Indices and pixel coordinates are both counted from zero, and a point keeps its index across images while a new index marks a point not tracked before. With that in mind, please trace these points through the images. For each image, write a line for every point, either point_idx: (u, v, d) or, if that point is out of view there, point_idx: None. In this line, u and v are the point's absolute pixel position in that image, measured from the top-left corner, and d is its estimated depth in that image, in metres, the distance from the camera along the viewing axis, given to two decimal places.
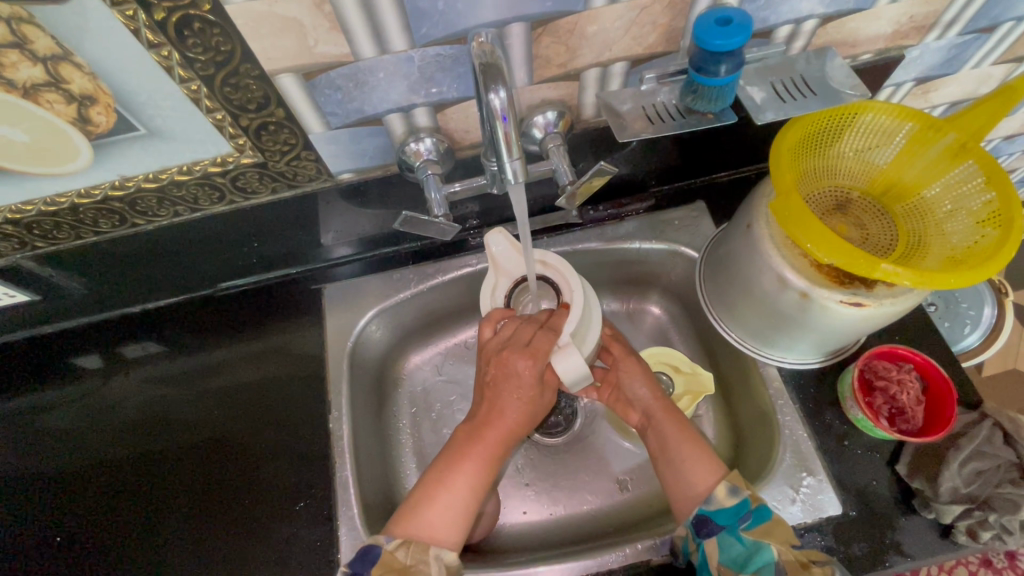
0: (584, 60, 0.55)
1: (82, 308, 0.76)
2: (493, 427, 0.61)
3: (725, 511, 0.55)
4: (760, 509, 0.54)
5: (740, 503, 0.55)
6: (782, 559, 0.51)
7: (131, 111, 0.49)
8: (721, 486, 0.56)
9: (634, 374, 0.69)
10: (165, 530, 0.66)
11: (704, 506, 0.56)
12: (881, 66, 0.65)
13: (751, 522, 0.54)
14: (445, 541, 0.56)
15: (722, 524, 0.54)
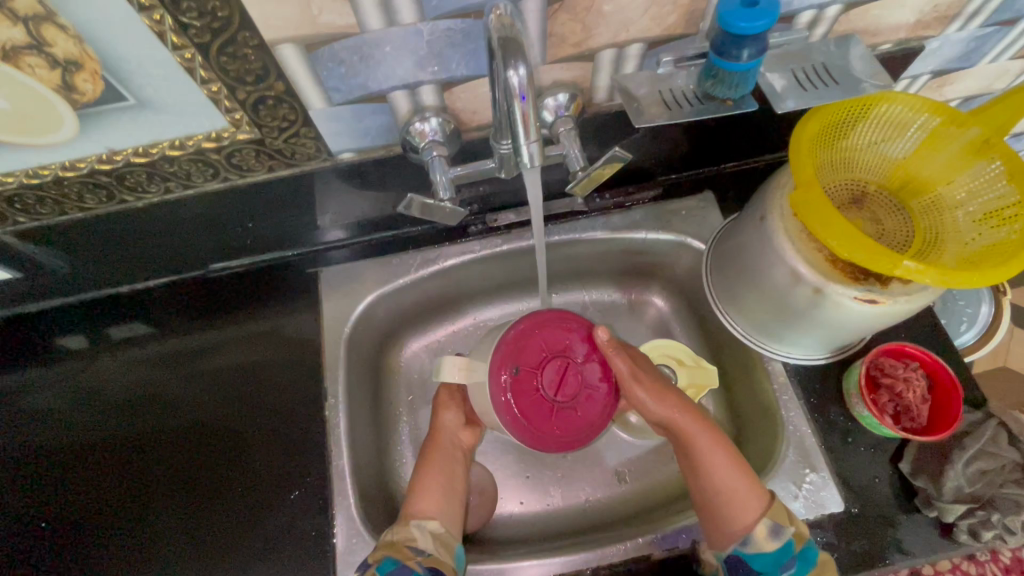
0: (599, 41, 0.52)
1: (67, 287, 0.73)
2: (441, 435, 0.71)
3: (764, 556, 0.55)
4: (802, 556, 0.54)
5: (782, 549, 0.55)
6: None
7: (119, 79, 0.46)
8: (762, 524, 0.55)
9: (650, 394, 0.62)
10: (151, 518, 0.65)
11: (743, 548, 0.56)
12: (901, 56, 0.63)
13: (795, 568, 0.54)
14: (420, 515, 0.62)
15: (760, 569, 0.55)
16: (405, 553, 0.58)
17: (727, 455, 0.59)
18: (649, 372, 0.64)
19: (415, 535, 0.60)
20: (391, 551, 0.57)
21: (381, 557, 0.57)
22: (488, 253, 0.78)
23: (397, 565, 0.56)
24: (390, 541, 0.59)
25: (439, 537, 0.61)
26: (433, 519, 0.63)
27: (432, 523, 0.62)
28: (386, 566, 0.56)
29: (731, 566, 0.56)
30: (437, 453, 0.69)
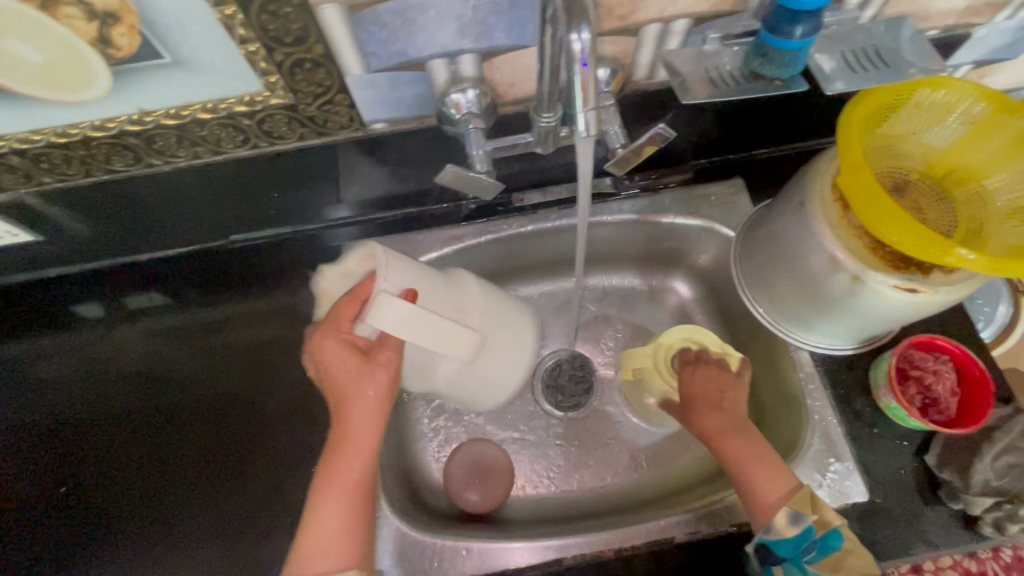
0: (646, 15, 0.51)
1: (85, 254, 0.72)
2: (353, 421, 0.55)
3: (785, 542, 0.53)
4: (824, 541, 0.53)
5: (803, 534, 0.53)
6: None
7: (157, 34, 0.44)
8: (782, 512, 0.54)
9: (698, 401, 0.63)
10: (171, 486, 0.65)
11: (764, 536, 0.54)
12: (946, 43, 0.62)
13: (816, 553, 0.53)
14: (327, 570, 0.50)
15: (784, 556, 0.53)
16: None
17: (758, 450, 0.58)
18: (689, 381, 0.65)
19: None
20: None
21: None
22: (512, 234, 0.77)
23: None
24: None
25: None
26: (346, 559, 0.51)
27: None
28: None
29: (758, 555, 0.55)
30: (339, 467, 0.53)
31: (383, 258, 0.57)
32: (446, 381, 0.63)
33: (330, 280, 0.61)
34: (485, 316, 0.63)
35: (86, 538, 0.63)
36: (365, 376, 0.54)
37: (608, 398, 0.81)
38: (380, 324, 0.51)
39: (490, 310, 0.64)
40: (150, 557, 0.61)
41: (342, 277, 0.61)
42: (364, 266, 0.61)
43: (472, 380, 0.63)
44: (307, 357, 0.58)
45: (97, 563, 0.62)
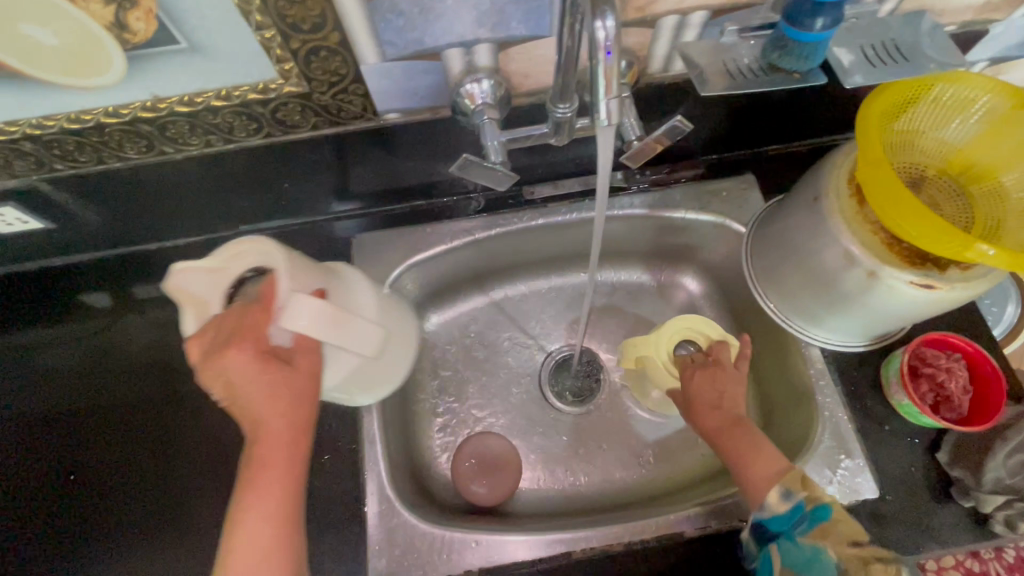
0: (663, 6, 0.50)
1: (94, 242, 0.72)
2: (266, 427, 0.49)
3: (779, 517, 0.52)
4: (814, 512, 0.51)
5: (793, 508, 0.52)
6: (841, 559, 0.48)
7: (174, 19, 0.44)
8: (773, 490, 0.53)
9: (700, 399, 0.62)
10: (179, 475, 0.64)
11: (757, 513, 0.53)
12: (963, 40, 0.61)
13: (807, 525, 0.51)
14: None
15: (776, 529, 0.52)
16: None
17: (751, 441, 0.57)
18: (689, 383, 0.64)
19: None
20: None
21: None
22: (521, 228, 0.76)
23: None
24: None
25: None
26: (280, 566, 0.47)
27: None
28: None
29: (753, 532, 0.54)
30: (260, 493, 0.48)
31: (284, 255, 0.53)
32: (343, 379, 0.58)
33: (189, 280, 0.52)
34: (381, 316, 0.61)
35: (95, 527, 0.63)
36: (285, 389, 0.49)
37: (616, 393, 0.81)
38: (298, 326, 0.50)
39: (381, 311, 0.62)
40: (160, 547, 0.61)
41: (206, 275, 0.53)
42: (233, 260, 0.54)
43: (370, 377, 0.61)
44: (203, 375, 0.49)
45: (105, 553, 0.61)
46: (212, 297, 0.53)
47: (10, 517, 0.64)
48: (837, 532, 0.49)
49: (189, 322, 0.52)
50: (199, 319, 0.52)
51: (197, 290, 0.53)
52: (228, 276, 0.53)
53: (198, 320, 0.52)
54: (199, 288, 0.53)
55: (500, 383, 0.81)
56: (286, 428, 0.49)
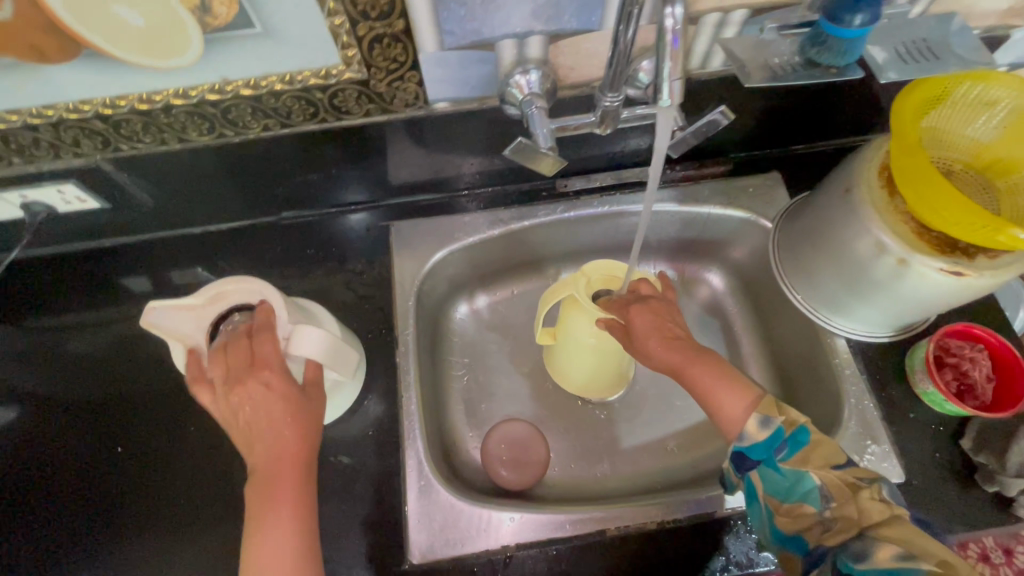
0: (708, 4, 0.53)
1: (145, 224, 0.75)
2: (274, 450, 0.49)
3: (758, 446, 0.53)
4: (793, 438, 0.52)
5: (772, 436, 0.52)
6: (825, 483, 0.50)
7: (254, 4, 0.47)
8: (752, 419, 0.54)
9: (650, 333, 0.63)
10: (224, 449, 0.67)
11: (738, 443, 0.54)
12: (987, 44, 0.64)
13: (787, 452, 0.52)
14: None
15: (758, 458, 0.53)
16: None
17: (717, 369, 0.59)
18: (637, 322, 0.64)
19: None
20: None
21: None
22: (552, 219, 0.79)
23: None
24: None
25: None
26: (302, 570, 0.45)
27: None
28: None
29: (733, 463, 0.55)
30: (269, 518, 0.47)
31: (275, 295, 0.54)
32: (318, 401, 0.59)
33: (165, 318, 0.52)
34: (347, 336, 0.63)
35: (141, 499, 0.65)
36: (300, 416, 0.50)
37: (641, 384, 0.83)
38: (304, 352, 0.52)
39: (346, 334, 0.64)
40: (204, 519, 0.63)
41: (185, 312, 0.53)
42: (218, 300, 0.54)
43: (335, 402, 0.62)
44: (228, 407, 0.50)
45: (152, 524, 0.63)
46: (197, 332, 0.53)
47: (58, 489, 0.66)
48: (817, 454, 0.51)
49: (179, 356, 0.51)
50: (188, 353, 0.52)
51: (176, 328, 0.53)
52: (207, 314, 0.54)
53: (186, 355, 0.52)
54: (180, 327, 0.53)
55: (529, 371, 0.83)
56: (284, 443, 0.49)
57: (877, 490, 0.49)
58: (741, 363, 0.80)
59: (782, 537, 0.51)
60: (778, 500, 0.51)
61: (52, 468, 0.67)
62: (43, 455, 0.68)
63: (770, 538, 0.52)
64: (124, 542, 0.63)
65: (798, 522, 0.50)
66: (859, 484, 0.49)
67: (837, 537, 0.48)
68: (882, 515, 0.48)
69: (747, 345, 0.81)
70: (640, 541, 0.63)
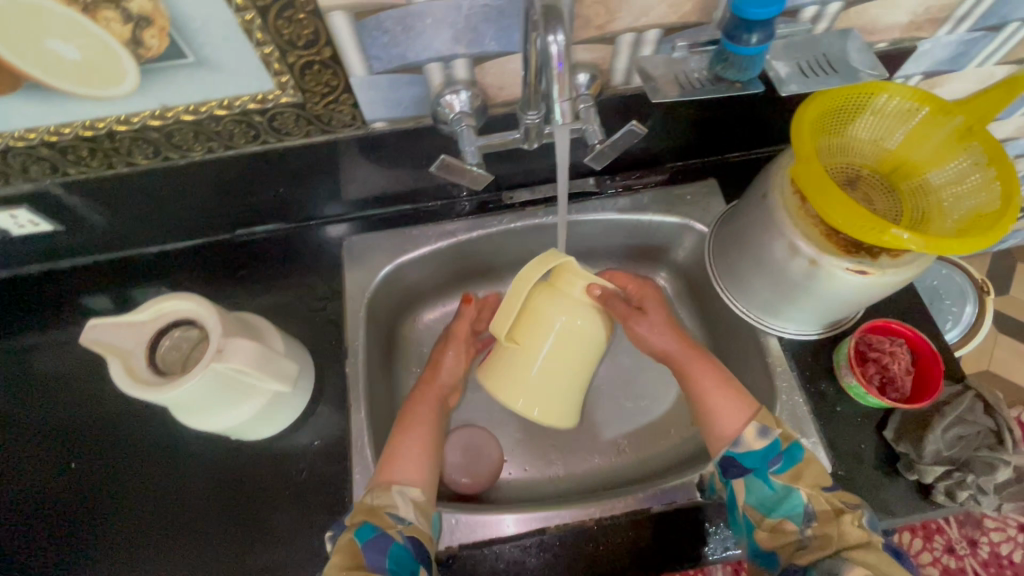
0: (621, 25, 0.57)
1: (106, 245, 0.77)
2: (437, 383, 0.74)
3: (753, 454, 0.59)
4: (787, 452, 0.58)
5: (769, 446, 0.59)
6: (812, 504, 0.55)
7: (184, 37, 0.49)
8: (750, 427, 0.60)
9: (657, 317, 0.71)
10: (180, 461, 0.69)
11: (734, 449, 0.60)
12: (895, 54, 0.67)
13: (780, 464, 0.58)
14: (401, 479, 0.62)
15: (750, 466, 0.59)
16: (386, 521, 0.57)
17: (720, 380, 0.65)
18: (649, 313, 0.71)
19: (396, 501, 0.59)
20: (370, 516, 0.58)
21: (361, 521, 0.57)
22: (502, 230, 0.82)
23: (376, 531, 0.56)
24: (370, 506, 0.59)
25: (421, 505, 0.61)
26: (417, 486, 0.62)
27: (416, 491, 0.61)
28: (364, 532, 0.56)
29: (723, 467, 0.61)
30: (412, 428, 0.68)
31: (214, 305, 0.52)
32: (255, 410, 0.58)
33: (107, 334, 0.51)
34: (291, 350, 0.63)
35: (101, 512, 0.67)
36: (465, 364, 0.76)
37: (592, 387, 0.86)
38: (235, 367, 0.51)
39: (294, 346, 0.65)
40: (162, 530, 0.65)
41: (126, 329, 0.52)
42: (157, 317, 0.53)
43: (280, 407, 0.62)
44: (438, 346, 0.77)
45: (111, 537, 0.65)
46: (136, 347, 0.51)
47: (19, 505, 0.67)
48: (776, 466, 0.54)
49: (117, 368, 0.49)
50: (125, 366, 0.50)
51: (115, 344, 0.51)
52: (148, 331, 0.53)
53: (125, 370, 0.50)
54: (120, 341, 0.51)
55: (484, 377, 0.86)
56: (436, 394, 0.73)
57: (860, 516, 0.54)
58: None
59: (759, 550, 0.57)
60: (761, 511, 0.57)
61: (13, 485, 0.69)
62: (4, 472, 0.69)
63: (750, 546, 0.58)
64: (84, 555, 0.65)
65: (778, 536, 0.56)
66: (844, 509, 0.54)
67: (811, 556, 0.53)
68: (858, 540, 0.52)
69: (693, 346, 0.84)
70: (579, 540, 0.64)
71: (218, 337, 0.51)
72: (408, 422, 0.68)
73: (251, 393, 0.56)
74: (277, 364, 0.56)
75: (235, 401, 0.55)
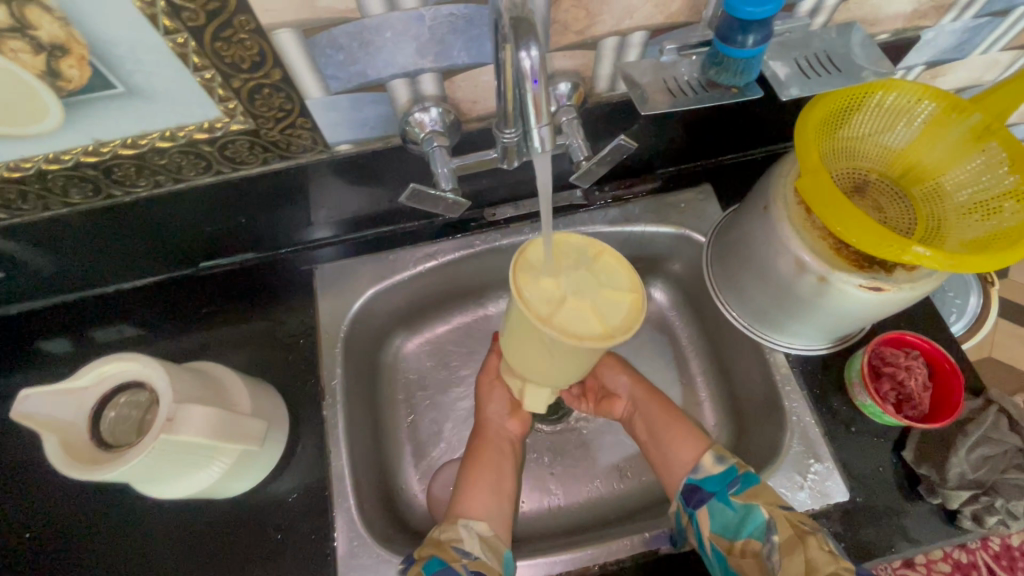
0: (603, 28, 0.51)
1: (50, 288, 0.70)
2: (489, 431, 0.70)
3: (714, 478, 0.59)
4: (744, 475, 0.58)
5: (726, 471, 0.59)
6: (772, 517, 0.53)
7: (109, 65, 0.44)
8: (708, 457, 0.62)
9: (615, 366, 0.75)
10: (141, 523, 0.62)
11: (694, 476, 0.61)
12: (898, 46, 0.63)
13: (739, 486, 0.57)
14: (467, 513, 0.62)
15: (711, 490, 0.59)
16: (452, 554, 0.57)
17: (672, 416, 0.68)
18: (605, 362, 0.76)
19: (461, 536, 0.59)
20: (437, 550, 0.57)
21: (428, 556, 0.56)
22: (486, 249, 0.76)
23: (443, 564, 0.55)
24: (438, 540, 0.59)
25: (488, 540, 0.60)
26: (482, 521, 0.62)
27: (481, 524, 0.61)
28: (432, 565, 0.55)
29: (686, 496, 0.60)
30: (476, 472, 0.66)
31: (164, 366, 0.47)
32: (220, 474, 0.53)
33: (43, 404, 0.45)
34: (260, 401, 0.58)
35: None
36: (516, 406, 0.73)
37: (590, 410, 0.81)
38: (188, 437, 0.45)
39: (262, 392, 0.60)
40: None
41: (64, 397, 0.46)
42: (100, 379, 0.47)
43: (249, 466, 0.57)
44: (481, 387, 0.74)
45: None
46: (76, 418, 0.46)
47: None
48: None
49: (52, 446, 0.43)
50: (63, 441, 0.44)
51: (51, 416, 0.45)
52: (90, 398, 0.47)
53: (64, 445, 0.44)
54: (56, 412, 0.45)
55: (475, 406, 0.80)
56: (495, 438, 0.70)
57: (823, 539, 0.52)
58: (689, 382, 0.79)
59: None
60: (727, 537, 0.55)
61: None
62: None
63: None
64: None
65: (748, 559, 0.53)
66: (806, 531, 0.52)
67: None
68: (827, 566, 0.49)
69: (695, 362, 0.79)
70: None
71: (165, 404, 0.45)
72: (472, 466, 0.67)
73: (211, 459, 0.50)
74: (239, 425, 0.51)
75: (194, 468, 0.50)
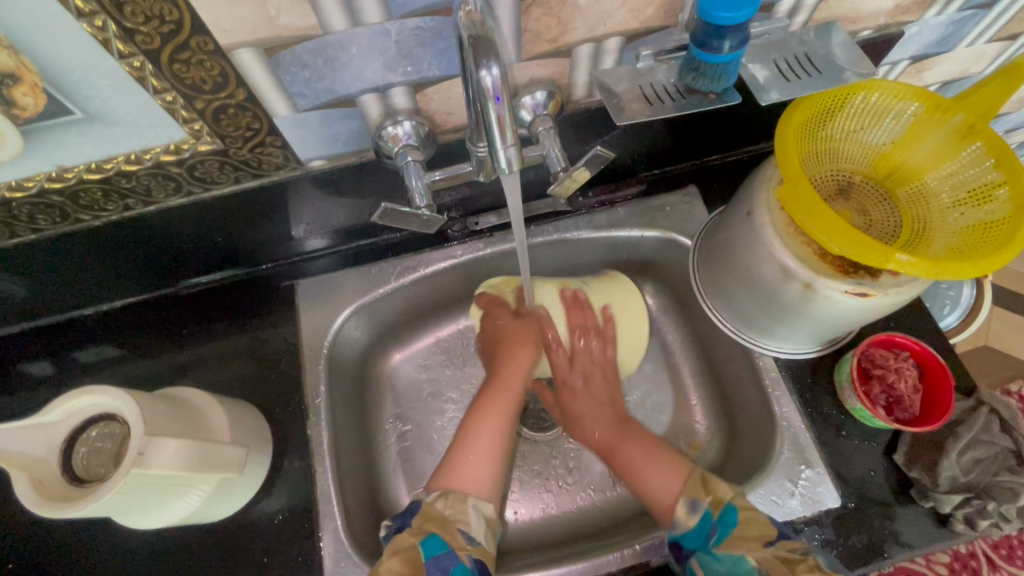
0: (576, 35, 0.50)
1: (26, 313, 0.69)
2: (509, 377, 0.68)
3: (692, 533, 0.54)
4: (721, 519, 0.53)
5: (701, 520, 0.54)
6: (760, 561, 0.49)
7: (64, 91, 0.42)
8: (680, 504, 0.56)
9: (585, 413, 0.69)
10: (124, 549, 0.61)
11: (673, 532, 0.56)
12: (881, 42, 0.61)
13: (718, 534, 0.52)
14: (476, 490, 0.58)
15: (694, 546, 0.54)
16: (458, 539, 0.54)
17: (650, 451, 0.63)
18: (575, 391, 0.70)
19: (470, 520, 0.56)
20: (441, 529, 0.54)
21: (429, 532, 0.53)
22: (470, 257, 0.75)
23: (447, 548, 0.52)
24: (442, 516, 0.55)
25: (491, 523, 0.58)
26: (489, 501, 0.59)
27: (488, 506, 0.58)
28: (431, 545, 0.51)
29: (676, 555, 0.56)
30: (482, 426, 0.64)
31: (135, 398, 0.46)
32: (197, 505, 0.52)
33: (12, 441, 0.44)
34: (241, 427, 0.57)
35: None
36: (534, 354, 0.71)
37: None
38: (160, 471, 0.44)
39: (242, 417, 0.59)
40: None
41: (33, 433, 0.46)
42: (70, 413, 0.46)
43: (228, 495, 0.56)
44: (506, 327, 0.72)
45: None
46: (47, 454, 0.45)
47: None
48: None
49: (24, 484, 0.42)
50: (33, 479, 0.43)
51: (19, 452, 0.44)
52: (61, 432, 0.46)
53: (34, 484, 0.43)
54: (25, 448, 0.44)
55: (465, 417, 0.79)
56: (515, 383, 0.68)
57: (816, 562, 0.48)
58: (680, 386, 0.78)
59: None
60: None
61: None
62: None
63: None
64: None
65: None
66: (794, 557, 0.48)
67: None
68: None
69: (686, 366, 0.78)
70: None
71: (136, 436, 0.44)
72: (480, 417, 0.64)
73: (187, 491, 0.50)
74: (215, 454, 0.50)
75: (172, 498, 0.49)
